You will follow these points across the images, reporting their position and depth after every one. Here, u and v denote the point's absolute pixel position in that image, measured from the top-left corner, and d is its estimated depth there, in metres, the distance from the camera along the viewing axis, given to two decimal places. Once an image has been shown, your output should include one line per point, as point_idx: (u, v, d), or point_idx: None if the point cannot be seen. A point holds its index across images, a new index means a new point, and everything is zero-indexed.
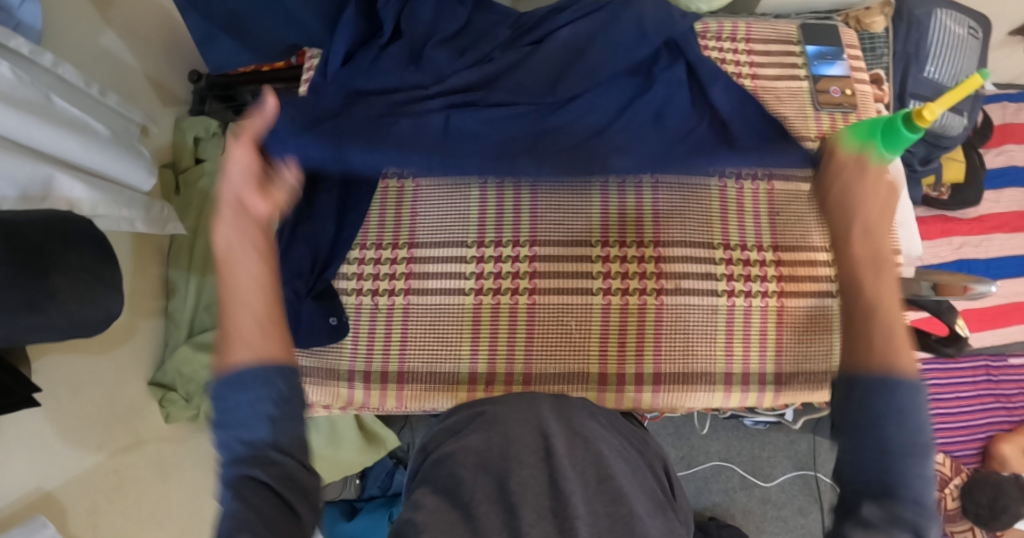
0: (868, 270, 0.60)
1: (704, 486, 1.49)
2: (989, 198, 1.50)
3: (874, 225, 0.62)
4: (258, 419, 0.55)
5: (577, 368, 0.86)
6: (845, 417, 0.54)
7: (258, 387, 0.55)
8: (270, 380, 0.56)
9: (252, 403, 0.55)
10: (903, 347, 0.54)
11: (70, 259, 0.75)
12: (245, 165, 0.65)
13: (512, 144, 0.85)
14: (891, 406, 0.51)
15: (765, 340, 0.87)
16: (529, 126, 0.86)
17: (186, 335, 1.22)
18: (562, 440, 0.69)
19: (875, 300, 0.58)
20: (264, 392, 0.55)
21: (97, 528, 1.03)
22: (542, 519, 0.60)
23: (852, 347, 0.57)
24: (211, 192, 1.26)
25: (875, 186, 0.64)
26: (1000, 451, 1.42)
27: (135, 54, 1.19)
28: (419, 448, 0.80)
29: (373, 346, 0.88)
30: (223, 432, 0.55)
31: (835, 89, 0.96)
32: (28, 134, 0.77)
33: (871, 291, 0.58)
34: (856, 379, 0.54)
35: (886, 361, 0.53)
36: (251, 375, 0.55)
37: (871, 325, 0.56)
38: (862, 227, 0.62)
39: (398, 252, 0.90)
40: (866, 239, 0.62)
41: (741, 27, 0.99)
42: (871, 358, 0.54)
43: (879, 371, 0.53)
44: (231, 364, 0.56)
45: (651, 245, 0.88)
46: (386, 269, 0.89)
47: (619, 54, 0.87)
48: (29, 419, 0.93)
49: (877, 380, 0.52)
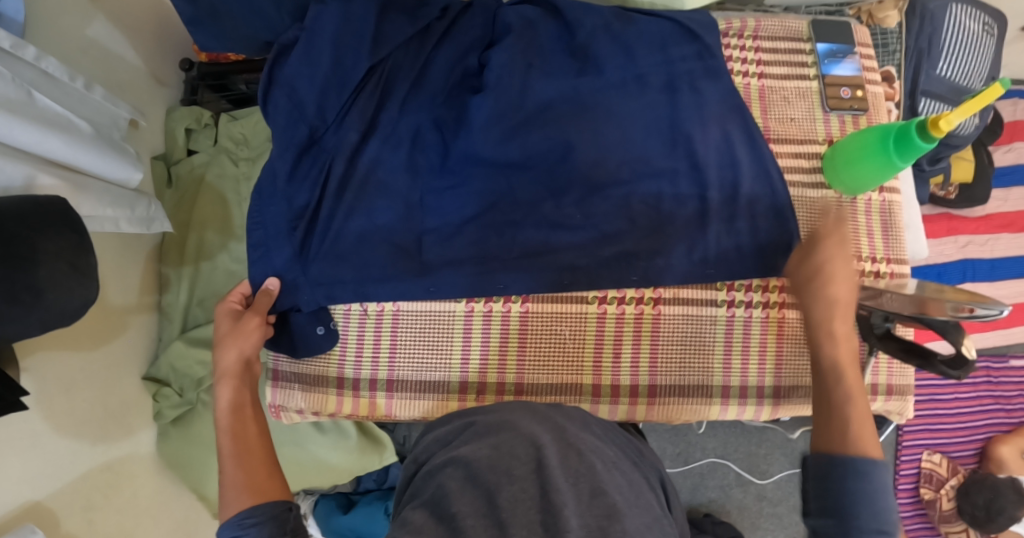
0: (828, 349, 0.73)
1: (700, 483, 1.48)
2: (996, 197, 1.47)
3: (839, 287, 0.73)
4: None
5: (571, 378, 0.85)
6: (826, 498, 0.65)
7: (263, 524, 0.68)
8: (276, 516, 0.69)
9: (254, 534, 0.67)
10: (867, 436, 0.67)
11: (47, 246, 0.72)
12: (249, 346, 0.79)
13: (499, 240, 0.84)
14: (864, 483, 0.63)
15: (765, 353, 0.86)
16: (528, 210, 0.85)
17: (180, 330, 1.22)
18: (555, 452, 0.67)
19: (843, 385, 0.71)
20: (269, 524, 0.68)
21: (93, 525, 1.03)
22: (532, 533, 0.58)
23: (826, 433, 0.69)
24: (203, 185, 1.25)
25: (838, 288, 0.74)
26: (998, 452, 1.41)
27: (123, 44, 1.15)
28: (411, 457, 0.78)
29: (362, 353, 0.86)
30: None
31: (846, 90, 0.92)
32: (8, 134, 0.76)
33: (839, 378, 0.72)
34: (835, 461, 0.65)
35: (870, 451, 0.65)
36: (251, 522, 0.67)
37: (835, 412, 0.70)
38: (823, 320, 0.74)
39: (384, 305, 0.85)
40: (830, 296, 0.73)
41: (750, 24, 0.94)
42: (836, 443, 0.67)
43: (850, 453, 0.65)
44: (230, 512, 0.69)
45: (651, 288, 0.85)
46: (373, 307, 0.85)
47: (620, 167, 0.85)
48: (22, 421, 0.91)
49: (849, 470, 0.64)
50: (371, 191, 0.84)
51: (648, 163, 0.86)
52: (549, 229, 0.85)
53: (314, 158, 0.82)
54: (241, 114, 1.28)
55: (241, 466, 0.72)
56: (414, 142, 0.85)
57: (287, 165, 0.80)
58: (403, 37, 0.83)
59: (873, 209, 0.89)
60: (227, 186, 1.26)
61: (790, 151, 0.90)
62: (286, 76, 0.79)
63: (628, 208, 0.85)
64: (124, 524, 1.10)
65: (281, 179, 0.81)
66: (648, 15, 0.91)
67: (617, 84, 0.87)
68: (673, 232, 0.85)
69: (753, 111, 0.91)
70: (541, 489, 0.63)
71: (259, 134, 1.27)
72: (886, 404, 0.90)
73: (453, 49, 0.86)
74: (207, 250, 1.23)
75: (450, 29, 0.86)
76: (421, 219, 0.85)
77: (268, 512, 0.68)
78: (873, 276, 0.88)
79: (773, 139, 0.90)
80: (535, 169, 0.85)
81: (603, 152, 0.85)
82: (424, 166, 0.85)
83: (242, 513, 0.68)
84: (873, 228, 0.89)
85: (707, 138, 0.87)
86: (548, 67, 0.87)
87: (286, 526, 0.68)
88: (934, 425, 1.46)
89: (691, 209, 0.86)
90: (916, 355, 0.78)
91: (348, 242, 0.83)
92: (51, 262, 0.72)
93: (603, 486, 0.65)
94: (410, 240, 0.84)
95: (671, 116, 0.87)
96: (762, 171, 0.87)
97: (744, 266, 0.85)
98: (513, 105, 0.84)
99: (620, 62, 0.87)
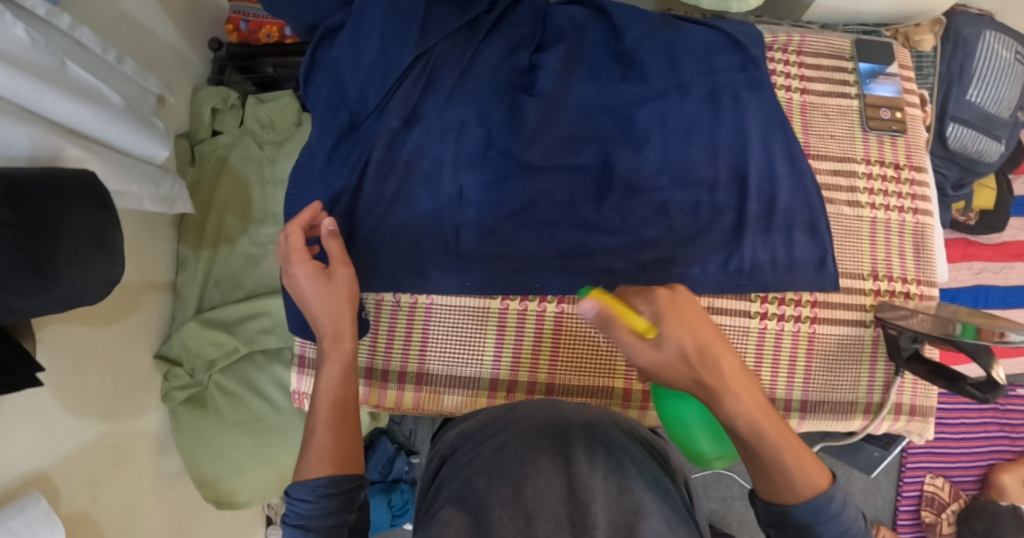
0: (720, 407, 0.60)
1: (703, 493, 1.48)
2: (1014, 225, 1.48)
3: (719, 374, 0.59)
4: (333, 528, 0.60)
5: (601, 382, 0.85)
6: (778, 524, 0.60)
7: (335, 496, 0.61)
8: (349, 491, 0.62)
9: (323, 509, 0.60)
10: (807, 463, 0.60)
11: (74, 216, 0.71)
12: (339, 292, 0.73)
13: (533, 236, 0.84)
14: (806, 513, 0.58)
15: (794, 366, 0.87)
16: (562, 211, 0.84)
17: (195, 311, 1.21)
18: (583, 449, 0.67)
19: (755, 432, 0.60)
20: (339, 498, 0.61)
21: (97, 501, 1.01)
22: (560, 528, 0.58)
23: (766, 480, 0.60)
24: (227, 165, 1.24)
25: (670, 357, 0.59)
26: (999, 481, 1.42)
27: (154, 19, 1.14)
28: (436, 451, 0.78)
29: (393, 344, 0.86)
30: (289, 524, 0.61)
31: (885, 111, 0.92)
32: (38, 101, 0.75)
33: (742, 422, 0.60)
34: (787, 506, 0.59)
35: (811, 483, 0.59)
36: (323, 492, 0.60)
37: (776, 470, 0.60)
38: (691, 379, 0.59)
39: (418, 298, 0.85)
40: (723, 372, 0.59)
41: (794, 39, 0.94)
42: (783, 488, 0.60)
43: (790, 492, 0.59)
44: (304, 475, 0.62)
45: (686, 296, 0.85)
46: (406, 299, 0.85)
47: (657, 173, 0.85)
48: (32, 394, 0.90)
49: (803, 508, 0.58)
50: (411, 182, 0.84)
51: (686, 170, 0.86)
52: (584, 230, 0.84)
53: (353, 147, 0.82)
54: (268, 97, 1.28)
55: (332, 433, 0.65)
56: (458, 133, 0.84)
57: (327, 148, 0.81)
58: (450, 28, 0.83)
59: (906, 229, 0.89)
60: (251, 169, 1.25)
61: (829, 167, 0.90)
62: (331, 59, 0.80)
63: (664, 215, 0.85)
64: (127, 503, 1.08)
65: (319, 162, 0.83)
66: (694, 23, 0.91)
67: (659, 92, 0.87)
68: (708, 242, 0.85)
69: (793, 126, 0.91)
70: (568, 484, 0.62)
71: (286, 117, 1.27)
72: (907, 424, 0.90)
73: (500, 43, 0.85)
74: (226, 231, 1.23)
75: (497, 27, 0.86)
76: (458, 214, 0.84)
77: (337, 488, 0.61)
78: (903, 296, 0.88)
79: (811, 155, 0.90)
80: (574, 169, 0.85)
81: (642, 158, 0.85)
82: (463, 160, 0.84)
83: (318, 481, 0.61)
84: (905, 250, 0.89)
85: (749, 149, 0.87)
86: (590, 73, 0.87)
87: (356, 504, 0.62)
88: (938, 449, 1.47)
89: (727, 218, 0.86)
90: (944, 377, 0.79)
91: (388, 230, 0.83)
92: (77, 234, 0.71)
93: (631, 484, 0.64)
94: (448, 233, 0.84)
95: (712, 126, 0.87)
96: (799, 185, 0.87)
97: (779, 278, 0.85)
98: (554, 109, 0.84)
99: (664, 70, 0.87)
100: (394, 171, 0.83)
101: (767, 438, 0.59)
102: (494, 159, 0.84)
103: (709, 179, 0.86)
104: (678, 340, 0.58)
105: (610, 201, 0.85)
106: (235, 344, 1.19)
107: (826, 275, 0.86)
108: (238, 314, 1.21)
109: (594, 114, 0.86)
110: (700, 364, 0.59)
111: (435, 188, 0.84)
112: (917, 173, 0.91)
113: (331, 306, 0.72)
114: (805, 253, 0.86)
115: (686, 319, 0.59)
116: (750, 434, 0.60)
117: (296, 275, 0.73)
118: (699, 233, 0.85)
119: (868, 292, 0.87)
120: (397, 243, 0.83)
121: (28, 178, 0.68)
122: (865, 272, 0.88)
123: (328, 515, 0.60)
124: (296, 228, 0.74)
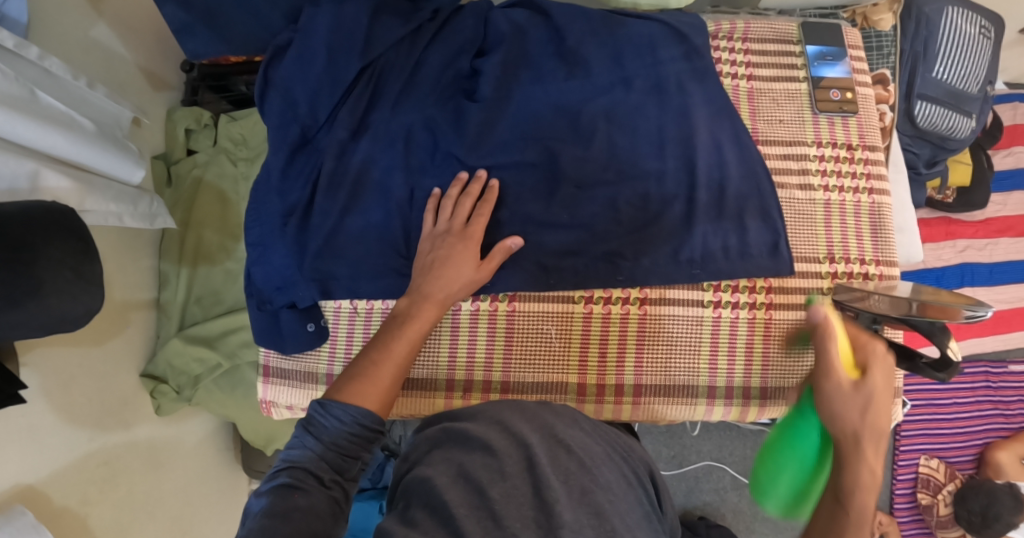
0: (853, 470, 0.66)
1: (695, 486, 1.46)
2: (995, 201, 1.46)
3: (870, 442, 0.67)
4: (341, 455, 0.63)
5: (556, 377, 0.86)
6: None
7: (366, 428, 0.65)
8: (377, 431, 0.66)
9: (347, 432, 0.64)
10: None
11: (50, 252, 0.70)
12: (463, 278, 0.79)
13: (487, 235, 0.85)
14: None
15: (751, 354, 0.87)
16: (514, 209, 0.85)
17: (177, 327, 1.23)
18: (544, 448, 0.62)
19: (859, 510, 0.64)
20: (359, 431, 0.65)
21: (90, 520, 1.02)
22: (527, 529, 0.56)
23: None
24: (202, 185, 1.27)
25: (853, 400, 0.69)
26: (996, 458, 1.40)
27: (125, 45, 1.17)
28: (405, 455, 0.70)
29: (352, 348, 0.88)
30: (303, 434, 0.64)
31: (835, 92, 0.93)
32: (12, 129, 0.77)
33: (852, 495, 0.65)
34: None
35: None
36: (359, 420, 0.65)
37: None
38: (853, 430, 0.68)
39: (375, 303, 0.87)
40: (872, 442, 0.67)
41: (739, 27, 0.94)
42: None
43: None
44: (344, 396, 0.67)
45: (637, 287, 0.86)
46: (363, 304, 0.87)
47: (606, 168, 0.86)
48: (20, 416, 0.91)
49: None
50: (365, 190, 0.85)
51: (636, 163, 0.87)
52: (536, 225, 0.85)
53: (307, 160, 0.84)
54: (239, 113, 1.29)
55: (387, 371, 0.71)
56: (409, 139, 0.85)
57: (281, 163, 0.83)
58: (394, 37, 0.84)
59: (862, 211, 0.90)
60: (226, 185, 1.28)
61: (779, 152, 0.90)
62: (279, 76, 0.81)
63: (614, 209, 0.86)
64: (120, 521, 1.08)
65: (275, 176, 0.83)
66: (638, 17, 0.91)
67: (606, 87, 0.88)
68: (660, 234, 0.86)
69: (741, 112, 0.91)
70: (533, 487, 0.59)
71: (258, 134, 1.29)
72: None
73: (444, 49, 0.87)
74: (206, 249, 1.25)
75: (440, 35, 0.87)
76: (411, 218, 0.86)
77: (373, 425, 0.66)
78: (863, 278, 0.88)
79: (760, 141, 0.90)
80: (523, 167, 0.86)
81: (590, 153, 0.86)
82: (412, 166, 0.85)
83: (363, 409, 0.65)
84: (862, 230, 0.89)
85: (700, 136, 0.87)
86: (536, 72, 0.87)
87: (370, 443, 0.66)
88: (931, 430, 1.45)
89: (680, 210, 0.86)
90: (904, 358, 0.78)
91: (345, 237, 0.85)
92: (52, 268, 0.70)
93: (592, 482, 0.61)
94: (402, 237, 0.86)
95: (657, 118, 0.87)
96: (749, 170, 0.88)
97: (731, 267, 0.86)
98: (501, 111, 0.86)
99: (607, 65, 0.88)
100: (348, 178, 0.84)
101: (863, 520, 0.63)
102: (446, 162, 0.85)
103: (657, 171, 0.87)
104: (871, 396, 0.68)
105: (563, 199, 0.85)
106: (216, 359, 1.23)
107: (780, 260, 0.86)
108: (219, 329, 1.24)
109: (540, 111, 0.86)
110: (868, 419, 0.67)
111: (389, 194, 0.85)
112: (870, 152, 0.92)
113: (459, 280, 0.79)
114: (760, 238, 0.87)
115: (884, 380, 0.70)
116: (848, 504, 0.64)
117: (446, 247, 0.80)
118: (650, 224, 0.86)
119: (825, 275, 0.88)
120: (353, 249, 0.86)
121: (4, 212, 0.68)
122: (821, 255, 0.88)
123: (349, 440, 0.64)
124: (486, 212, 0.82)
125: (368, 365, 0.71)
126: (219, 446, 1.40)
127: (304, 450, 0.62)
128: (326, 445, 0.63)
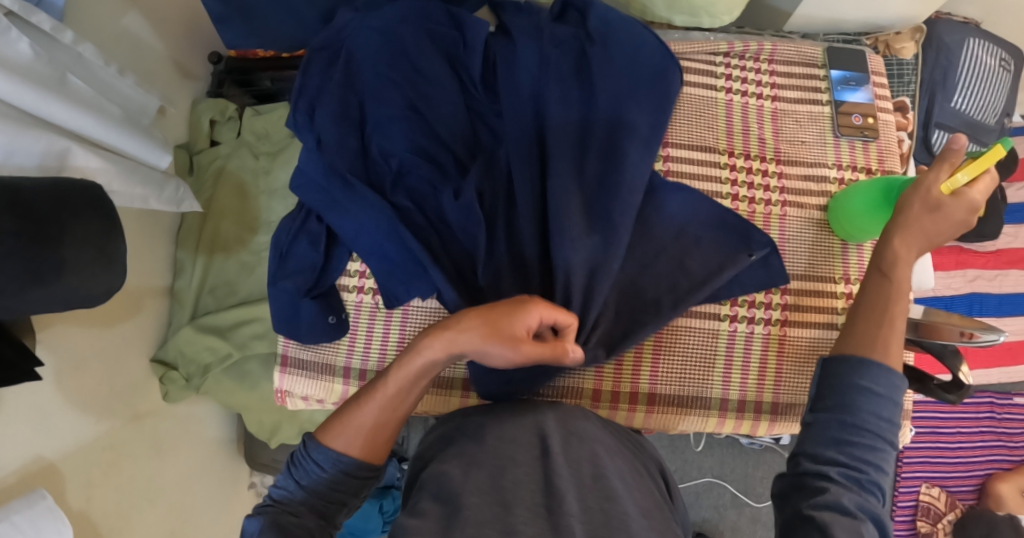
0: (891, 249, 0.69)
1: (695, 502, 1.46)
2: (1007, 232, 1.47)
3: (918, 236, 0.69)
4: (322, 500, 0.63)
5: (572, 382, 0.88)
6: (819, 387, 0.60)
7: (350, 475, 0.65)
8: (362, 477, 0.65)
9: (330, 479, 0.64)
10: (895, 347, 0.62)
11: (76, 227, 0.70)
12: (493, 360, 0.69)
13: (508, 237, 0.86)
14: (853, 388, 0.58)
15: (765, 370, 0.88)
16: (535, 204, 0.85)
17: (190, 315, 1.24)
18: (558, 439, 0.63)
19: (900, 280, 0.67)
20: (344, 477, 0.65)
21: (91, 500, 1.02)
22: (537, 517, 0.55)
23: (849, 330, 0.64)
24: (224, 174, 1.28)
25: (925, 199, 0.70)
26: (997, 490, 1.40)
27: (155, 34, 1.19)
28: (417, 454, 0.71)
29: (370, 344, 0.92)
30: (287, 474, 0.64)
31: (857, 117, 0.95)
32: (46, 108, 0.78)
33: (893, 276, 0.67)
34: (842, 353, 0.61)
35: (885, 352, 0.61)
36: (341, 467, 0.64)
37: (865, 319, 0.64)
38: (907, 222, 0.70)
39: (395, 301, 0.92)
40: (924, 232, 0.69)
41: (766, 48, 0.98)
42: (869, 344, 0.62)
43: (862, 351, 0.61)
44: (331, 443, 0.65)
45: None
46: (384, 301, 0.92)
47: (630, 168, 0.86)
48: (30, 392, 0.92)
49: (867, 363, 0.58)
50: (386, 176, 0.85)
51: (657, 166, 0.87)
52: None
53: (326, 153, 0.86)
54: (265, 109, 1.31)
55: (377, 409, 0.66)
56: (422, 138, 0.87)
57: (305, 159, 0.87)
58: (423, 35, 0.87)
59: None
60: (246, 177, 1.28)
61: (799, 173, 0.93)
62: (308, 84, 0.89)
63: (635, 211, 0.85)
64: (121, 503, 1.08)
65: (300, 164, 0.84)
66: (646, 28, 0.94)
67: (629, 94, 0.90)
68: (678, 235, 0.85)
69: (764, 131, 0.95)
70: (544, 476, 0.59)
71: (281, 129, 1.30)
72: None
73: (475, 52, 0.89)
74: (221, 239, 1.26)
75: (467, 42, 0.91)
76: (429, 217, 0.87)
77: (356, 473, 0.65)
78: None
79: (782, 160, 0.93)
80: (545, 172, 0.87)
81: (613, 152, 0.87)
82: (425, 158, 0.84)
83: (346, 458, 0.64)
84: None
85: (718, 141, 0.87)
86: (562, 77, 0.88)
87: (356, 487, 0.65)
88: (933, 458, 1.45)
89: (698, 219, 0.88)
90: (915, 380, 0.79)
91: (366, 233, 0.87)
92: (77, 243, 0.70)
93: (605, 472, 0.61)
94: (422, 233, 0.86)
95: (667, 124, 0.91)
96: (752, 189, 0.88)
97: (743, 278, 0.87)
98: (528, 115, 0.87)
99: (631, 76, 0.90)
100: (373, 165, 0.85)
101: (901, 294, 0.66)
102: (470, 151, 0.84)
103: (664, 169, 0.92)
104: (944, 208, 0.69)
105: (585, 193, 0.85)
106: (228, 348, 1.22)
107: (773, 271, 0.87)
108: (230, 321, 1.23)
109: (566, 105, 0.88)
110: (929, 217, 0.69)
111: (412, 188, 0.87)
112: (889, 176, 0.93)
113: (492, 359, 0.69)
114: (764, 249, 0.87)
115: (963, 202, 0.69)
116: (886, 280, 0.67)
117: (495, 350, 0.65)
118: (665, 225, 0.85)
119: (840, 295, 0.89)
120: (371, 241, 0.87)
121: (34, 186, 0.68)
122: (836, 276, 0.89)
123: (332, 484, 0.64)
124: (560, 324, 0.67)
125: (357, 405, 0.67)
126: (223, 438, 1.40)
127: (287, 492, 0.63)
128: (309, 490, 0.63)
